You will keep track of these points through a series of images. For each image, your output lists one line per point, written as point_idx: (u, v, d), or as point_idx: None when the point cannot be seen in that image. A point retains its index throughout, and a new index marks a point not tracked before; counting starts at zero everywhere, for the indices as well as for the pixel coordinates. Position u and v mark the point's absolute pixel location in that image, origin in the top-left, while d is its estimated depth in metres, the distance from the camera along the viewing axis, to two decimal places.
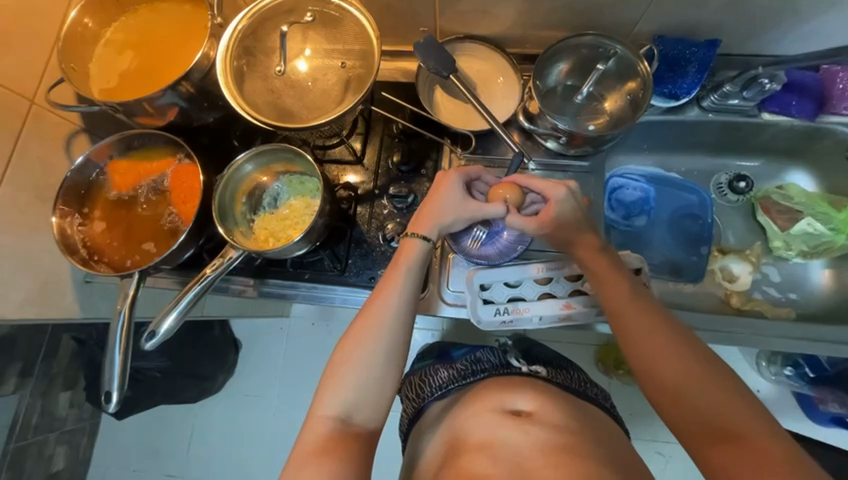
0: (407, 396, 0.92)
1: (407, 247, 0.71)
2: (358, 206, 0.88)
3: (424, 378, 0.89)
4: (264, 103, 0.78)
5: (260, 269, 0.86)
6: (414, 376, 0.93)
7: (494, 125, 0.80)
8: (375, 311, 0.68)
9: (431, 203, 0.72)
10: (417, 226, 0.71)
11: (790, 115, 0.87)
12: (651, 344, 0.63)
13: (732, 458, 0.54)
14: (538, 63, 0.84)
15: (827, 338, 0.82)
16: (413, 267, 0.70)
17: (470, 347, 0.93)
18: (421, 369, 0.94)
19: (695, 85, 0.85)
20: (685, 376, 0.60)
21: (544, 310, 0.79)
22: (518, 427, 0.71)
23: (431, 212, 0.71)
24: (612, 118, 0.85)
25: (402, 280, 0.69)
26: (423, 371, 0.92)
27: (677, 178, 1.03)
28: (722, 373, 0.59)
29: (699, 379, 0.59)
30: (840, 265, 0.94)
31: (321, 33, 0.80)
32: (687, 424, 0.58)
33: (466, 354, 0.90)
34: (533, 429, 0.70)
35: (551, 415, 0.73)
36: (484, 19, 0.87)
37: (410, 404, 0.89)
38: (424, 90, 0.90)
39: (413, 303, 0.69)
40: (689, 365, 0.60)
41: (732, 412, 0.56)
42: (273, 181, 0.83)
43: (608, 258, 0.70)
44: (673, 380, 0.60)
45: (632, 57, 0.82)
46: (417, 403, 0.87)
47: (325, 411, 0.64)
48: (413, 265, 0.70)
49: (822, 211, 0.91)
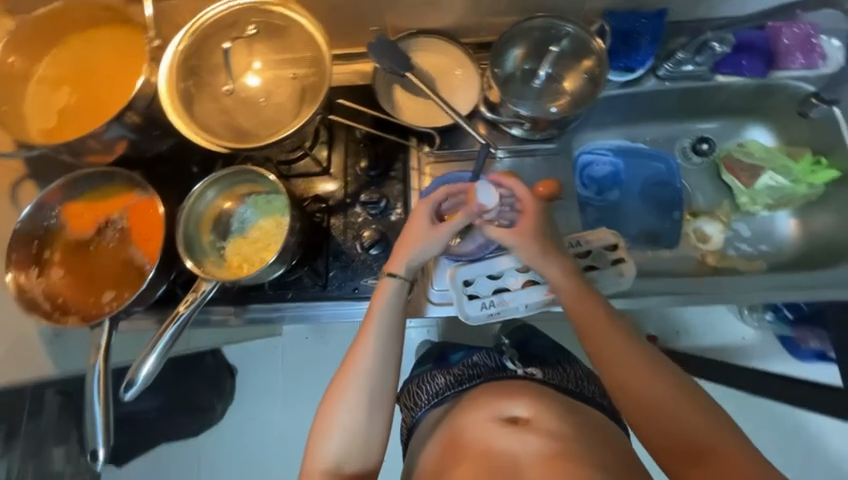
0: (404, 405, 0.92)
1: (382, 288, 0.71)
2: (331, 217, 0.86)
3: (420, 386, 0.89)
4: (218, 124, 0.76)
5: (239, 296, 0.84)
6: (411, 383, 0.93)
7: (457, 119, 0.79)
8: (356, 359, 0.68)
9: (425, 241, 0.71)
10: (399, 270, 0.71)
11: (743, 76, 0.88)
12: (621, 365, 0.66)
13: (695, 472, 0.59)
14: (494, 51, 0.84)
15: (801, 283, 0.86)
16: (388, 309, 0.70)
17: (468, 348, 0.93)
18: (419, 374, 0.93)
19: (649, 57, 0.86)
20: (653, 396, 0.63)
21: (529, 297, 0.79)
22: (515, 435, 0.71)
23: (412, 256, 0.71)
24: (574, 98, 0.84)
25: (380, 327, 0.70)
26: (419, 377, 0.91)
27: (643, 147, 1.05)
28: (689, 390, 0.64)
29: (667, 398, 0.63)
30: (807, 213, 0.96)
31: (268, 45, 0.77)
32: (663, 440, 0.62)
33: (463, 358, 0.90)
34: (530, 438, 0.71)
35: (548, 422, 0.73)
36: (435, 12, 0.86)
37: (407, 413, 0.90)
38: (383, 91, 0.88)
39: (393, 346, 0.69)
40: (657, 384, 0.64)
41: (697, 426, 0.61)
42: (237, 204, 0.80)
43: (579, 282, 0.73)
44: (644, 400, 0.64)
45: (585, 36, 0.82)
46: (414, 413, 0.87)
47: (318, 464, 0.65)
48: (386, 311, 0.70)
49: (781, 163, 0.93)
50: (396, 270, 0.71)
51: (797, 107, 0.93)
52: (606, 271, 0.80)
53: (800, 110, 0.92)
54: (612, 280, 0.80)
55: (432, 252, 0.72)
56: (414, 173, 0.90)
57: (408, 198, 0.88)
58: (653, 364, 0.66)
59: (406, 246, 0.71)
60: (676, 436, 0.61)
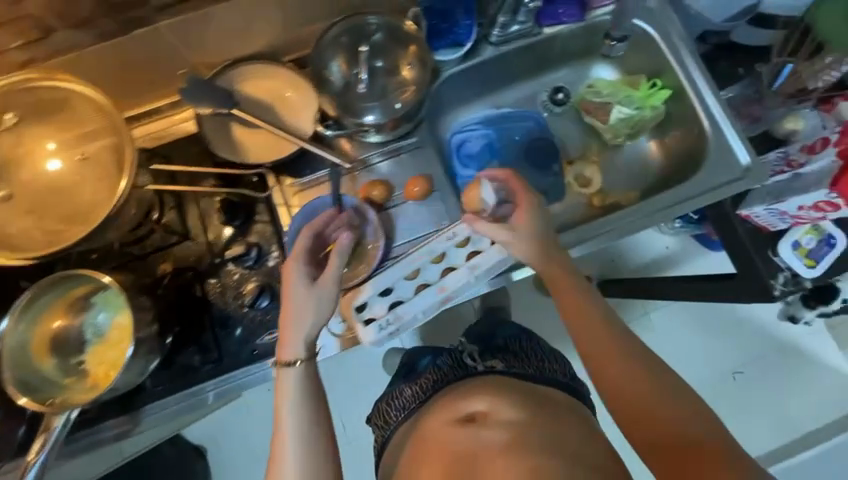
0: (376, 423, 0.90)
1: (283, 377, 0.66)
2: (204, 284, 0.79)
3: (390, 402, 0.88)
4: (30, 229, 0.67)
5: (127, 403, 0.75)
6: (381, 400, 0.90)
7: (303, 145, 0.79)
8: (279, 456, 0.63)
9: (311, 304, 0.66)
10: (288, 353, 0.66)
11: (564, 22, 0.91)
12: (604, 366, 0.64)
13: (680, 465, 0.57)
14: (312, 68, 0.81)
15: (678, 198, 0.89)
16: (297, 396, 0.65)
17: (434, 353, 0.90)
18: (388, 390, 0.91)
19: (471, 27, 0.85)
20: (636, 396, 0.62)
21: (424, 302, 0.75)
22: (471, 432, 0.71)
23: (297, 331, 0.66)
24: (417, 84, 0.82)
25: (294, 413, 0.64)
26: (389, 394, 0.90)
27: (508, 111, 1.06)
28: (674, 386, 0.62)
29: (652, 391, 0.62)
30: (661, 132, 1.00)
31: (56, 125, 0.69)
32: (646, 435, 0.60)
33: (430, 362, 0.88)
34: (486, 433, 0.70)
35: (505, 414, 0.72)
36: (241, 38, 0.79)
37: (379, 431, 0.88)
38: (216, 136, 0.81)
39: (314, 428, 0.64)
40: (639, 383, 0.62)
41: (684, 421, 0.59)
42: (76, 313, 0.70)
43: (566, 273, 0.70)
44: (629, 399, 0.62)
45: (394, 21, 0.81)
46: (385, 431, 0.86)
47: None
48: (295, 403, 0.65)
49: (625, 94, 0.98)
50: (294, 355, 0.66)
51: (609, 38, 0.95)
52: (490, 251, 0.75)
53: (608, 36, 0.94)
54: (495, 261, 0.75)
55: (326, 311, 0.67)
56: (282, 209, 0.84)
57: (281, 238, 0.82)
58: (639, 355, 0.64)
59: (288, 323, 0.67)
60: (663, 428, 0.59)
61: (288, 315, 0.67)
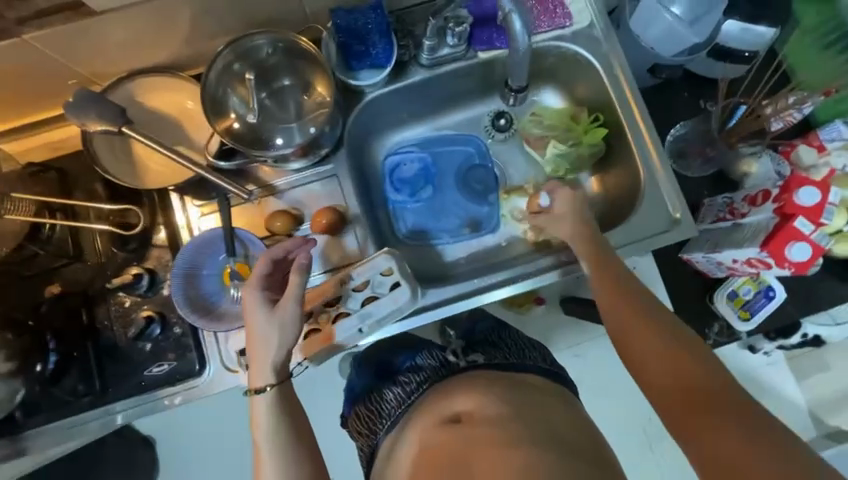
0: (357, 431, 0.82)
1: (256, 406, 0.64)
2: (93, 310, 0.75)
3: (372, 408, 0.79)
4: None
5: (7, 427, 0.73)
6: (359, 407, 0.81)
7: (199, 173, 0.73)
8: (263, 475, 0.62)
9: (272, 330, 0.64)
10: (255, 381, 0.64)
11: (499, 48, 0.84)
12: (625, 327, 0.64)
13: (692, 417, 0.56)
14: (205, 94, 0.73)
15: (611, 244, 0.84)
16: (269, 414, 0.63)
17: (411, 351, 0.82)
18: (364, 395, 0.82)
19: (390, 50, 0.78)
20: (654, 354, 0.60)
21: (311, 350, 0.73)
22: (455, 433, 0.64)
23: (261, 359, 0.64)
24: (333, 99, 0.77)
25: (266, 432, 0.63)
26: (367, 398, 0.81)
27: (448, 133, 1.01)
28: (687, 342, 0.61)
29: (662, 348, 0.60)
30: (603, 168, 0.94)
31: None
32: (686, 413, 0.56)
33: (409, 364, 0.80)
34: (474, 431, 0.64)
35: (490, 409, 0.66)
36: (137, 51, 0.73)
37: (364, 441, 0.79)
38: (109, 157, 0.76)
39: (288, 445, 0.62)
40: (657, 341, 0.61)
41: (690, 378, 0.57)
42: None
43: (602, 254, 0.71)
44: (644, 358, 0.61)
45: (287, 39, 0.74)
46: (372, 439, 0.78)
47: None
48: (266, 429, 0.63)
49: (566, 127, 0.93)
50: (264, 383, 0.64)
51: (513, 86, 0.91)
52: (385, 300, 0.72)
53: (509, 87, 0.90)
54: (389, 311, 0.71)
55: (294, 332, 0.65)
56: (184, 233, 0.79)
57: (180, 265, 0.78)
58: (663, 337, 0.61)
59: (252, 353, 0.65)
60: (684, 387, 0.58)
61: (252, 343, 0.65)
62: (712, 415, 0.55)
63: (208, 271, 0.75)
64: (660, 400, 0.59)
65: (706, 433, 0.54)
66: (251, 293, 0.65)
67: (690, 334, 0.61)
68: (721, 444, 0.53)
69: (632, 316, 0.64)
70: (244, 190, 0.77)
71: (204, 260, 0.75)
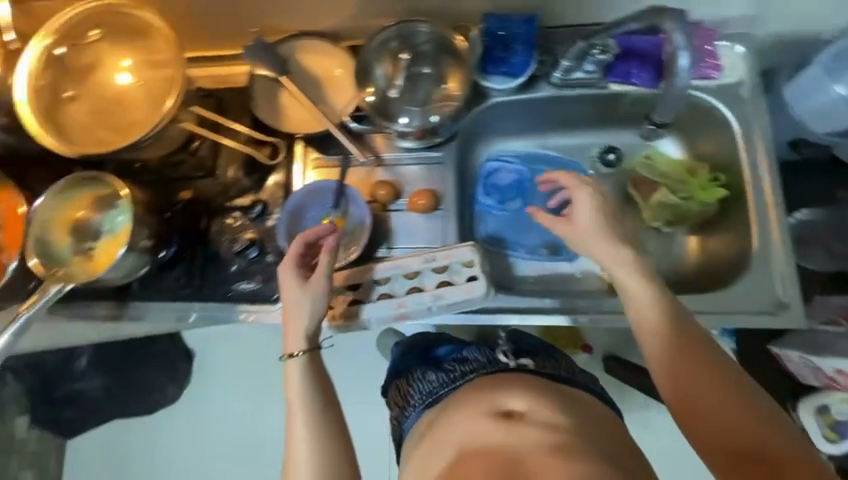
0: (394, 402, 0.90)
1: (289, 369, 0.69)
2: (210, 220, 0.87)
3: (410, 383, 0.87)
4: (81, 127, 0.77)
5: (118, 293, 0.86)
6: (399, 381, 0.89)
7: (330, 126, 0.83)
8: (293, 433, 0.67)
9: (306, 301, 0.71)
10: (289, 346, 0.70)
11: (634, 84, 0.84)
12: (675, 368, 0.63)
13: (748, 474, 0.56)
14: (358, 62, 0.83)
15: (698, 308, 0.79)
16: (306, 379, 0.69)
17: (454, 344, 0.91)
18: (406, 371, 0.90)
19: (529, 62, 0.83)
20: (696, 382, 0.62)
21: (380, 311, 0.76)
22: (513, 427, 0.71)
23: (296, 326, 0.70)
24: (461, 99, 0.83)
25: (301, 395, 0.68)
26: (407, 376, 0.89)
27: (553, 154, 1.00)
28: (745, 394, 0.60)
29: (716, 400, 0.60)
30: (706, 232, 0.90)
31: (131, 46, 0.78)
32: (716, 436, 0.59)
33: (453, 353, 0.88)
34: (528, 430, 0.70)
35: (542, 414, 0.72)
36: (312, 14, 0.84)
37: (397, 412, 0.87)
38: (260, 98, 0.87)
39: (320, 411, 0.68)
40: (712, 391, 0.61)
41: (743, 430, 0.58)
42: (98, 209, 0.81)
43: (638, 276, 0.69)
44: (696, 405, 0.61)
45: (442, 34, 0.82)
46: (404, 412, 0.86)
47: None
48: (300, 375, 0.69)
49: (680, 179, 0.88)
50: (296, 348, 0.70)
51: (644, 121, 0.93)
52: (458, 289, 0.75)
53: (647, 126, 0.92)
54: (460, 300, 0.74)
55: (323, 304, 0.72)
56: (299, 177, 0.89)
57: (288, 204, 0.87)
58: (701, 370, 0.62)
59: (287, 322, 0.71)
60: (737, 445, 0.58)
61: (287, 315, 0.71)
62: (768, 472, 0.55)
63: (313, 214, 0.84)
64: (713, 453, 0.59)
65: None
66: (285, 268, 0.73)
67: (745, 380, 0.61)
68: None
69: (682, 359, 0.63)
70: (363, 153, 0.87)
71: (312, 204, 0.84)
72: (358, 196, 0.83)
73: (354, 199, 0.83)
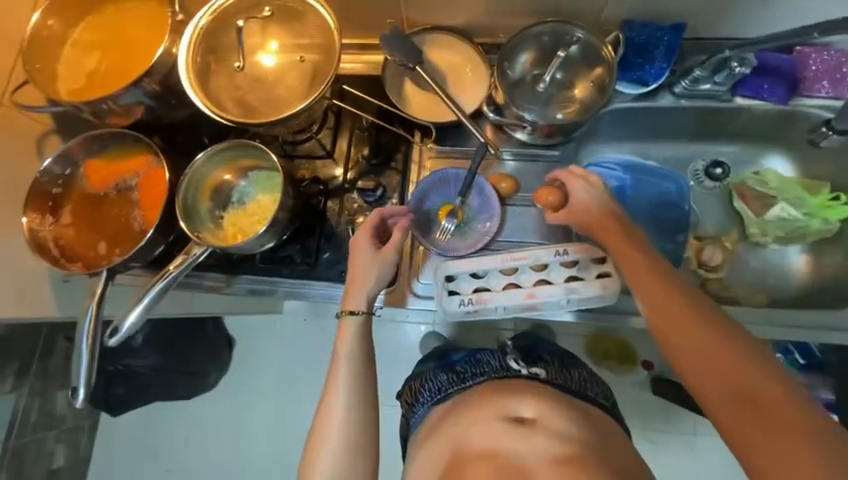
0: (407, 401, 0.92)
1: (342, 331, 0.72)
2: (328, 200, 0.88)
3: (423, 383, 0.89)
4: (229, 99, 0.79)
5: (232, 265, 0.87)
6: (414, 380, 0.92)
7: (460, 117, 0.78)
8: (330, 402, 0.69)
9: (376, 269, 0.74)
10: (348, 303, 0.73)
11: (763, 99, 0.86)
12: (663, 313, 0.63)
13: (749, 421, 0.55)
14: (502, 52, 0.84)
15: (810, 323, 0.80)
16: (351, 351, 0.71)
17: (470, 349, 0.91)
18: (421, 373, 0.93)
19: (663, 71, 0.84)
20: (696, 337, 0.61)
21: (508, 300, 0.77)
22: (521, 436, 0.70)
23: (360, 287, 0.73)
24: (582, 104, 0.83)
25: (344, 368, 0.70)
26: (422, 375, 0.91)
27: (653, 165, 1.00)
28: (751, 349, 0.58)
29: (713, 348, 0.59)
30: (819, 250, 0.92)
31: (287, 29, 0.80)
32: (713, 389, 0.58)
33: (466, 357, 0.89)
34: (537, 438, 0.69)
35: (553, 421, 0.72)
36: (451, 10, 0.86)
37: (408, 409, 0.90)
38: (392, 83, 0.89)
39: (365, 386, 0.70)
40: (710, 339, 0.60)
41: (743, 377, 0.56)
42: (238, 178, 0.84)
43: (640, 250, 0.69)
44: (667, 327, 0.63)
45: (596, 42, 0.81)
46: (415, 407, 0.88)
47: None
48: (349, 355, 0.71)
49: (794, 195, 0.91)
50: (357, 308, 0.73)
51: (808, 136, 0.90)
52: (591, 283, 0.76)
53: (808, 140, 0.90)
54: (594, 294, 0.75)
55: (387, 275, 0.75)
56: (414, 167, 0.91)
57: (404, 191, 0.88)
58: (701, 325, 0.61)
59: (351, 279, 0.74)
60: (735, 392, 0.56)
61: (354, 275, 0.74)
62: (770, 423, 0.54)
63: (435, 201, 0.85)
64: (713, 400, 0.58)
65: (763, 440, 0.53)
66: (363, 229, 0.75)
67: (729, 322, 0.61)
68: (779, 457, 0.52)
69: (681, 309, 0.62)
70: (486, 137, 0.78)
71: (435, 192, 0.85)
72: (486, 188, 0.84)
73: (480, 190, 0.85)
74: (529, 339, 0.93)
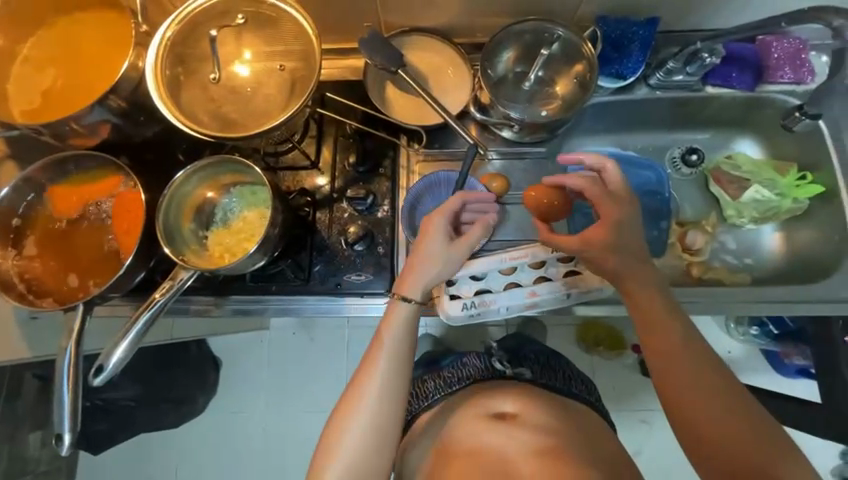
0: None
1: (391, 313, 0.70)
2: (317, 211, 0.86)
3: (412, 391, 0.86)
4: (205, 113, 0.75)
5: (221, 286, 0.83)
6: None
7: (447, 119, 0.77)
8: (365, 386, 0.67)
9: (442, 261, 0.70)
10: (402, 288, 0.70)
11: (732, 87, 0.90)
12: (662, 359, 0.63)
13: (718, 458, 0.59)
14: (485, 51, 0.84)
15: (789, 298, 0.85)
16: (393, 337, 0.69)
17: (457, 355, 0.90)
18: (411, 382, 0.91)
19: (639, 64, 0.86)
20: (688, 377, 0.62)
21: (511, 300, 0.79)
22: (503, 431, 0.69)
23: (416, 276, 0.70)
24: (564, 102, 0.84)
25: (385, 355, 0.68)
26: (411, 383, 0.88)
27: (633, 155, 1.02)
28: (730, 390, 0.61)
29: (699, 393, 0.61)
30: (789, 227, 0.98)
31: (261, 37, 0.77)
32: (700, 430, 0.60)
33: (453, 362, 0.88)
34: (519, 432, 0.69)
35: (535, 416, 0.71)
36: (429, 11, 0.85)
37: None
38: (374, 88, 0.87)
39: (404, 373, 0.68)
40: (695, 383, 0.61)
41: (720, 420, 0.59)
42: (221, 194, 0.80)
43: (644, 271, 0.67)
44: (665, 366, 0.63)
45: (576, 40, 0.82)
46: (403, 416, 0.84)
47: None
48: (392, 346, 0.69)
49: (768, 177, 0.95)
50: (409, 295, 0.70)
51: (780, 120, 0.94)
52: (590, 279, 0.79)
53: (781, 125, 0.94)
54: (592, 288, 0.78)
55: (452, 270, 0.72)
56: (403, 171, 0.90)
57: (395, 196, 0.87)
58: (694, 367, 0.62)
59: (410, 267, 0.71)
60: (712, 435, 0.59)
61: (415, 262, 0.71)
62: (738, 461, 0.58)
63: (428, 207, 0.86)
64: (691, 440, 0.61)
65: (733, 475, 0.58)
66: (437, 215, 0.72)
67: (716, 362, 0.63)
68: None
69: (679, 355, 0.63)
70: (474, 137, 0.76)
71: (428, 197, 0.86)
72: (479, 189, 0.83)
73: (474, 190, 0.84)
74: (515, 341, 0.93)
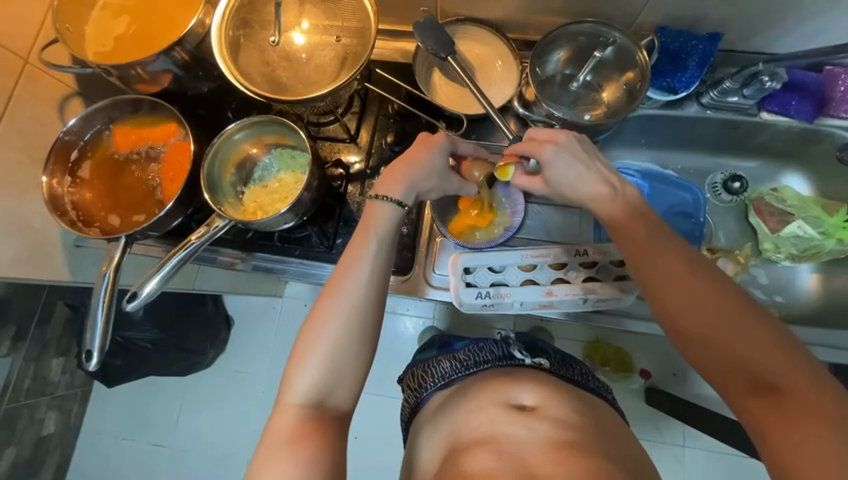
0: (409, 386, 0.91)
1: (372, 213, 0.68)
2: (349, 184, 0.88)
3: (427, 369, 0.88)
4: (259, 75, 0.78)
5: (249, 242, 0.87)
6: (417, 367, 0.92)
7: (488, 110, 0.77)
8: (340, 286, 0.64)
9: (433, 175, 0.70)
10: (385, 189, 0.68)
11: (789, 116, 0.87)
12: (681, 300, 0.56)
13: (771, 413, 0.50)
14: (537, 50, 0.84)
15: (818, 341, 0.82)
16: (378, 238, 0.67)
17: (472, 339, 0.91)
18: (424, 360, 0.93)
19: (694, 80, 0.84)
20: (686, 291, 0.56)
21: (526, 296, 0.79)
22: (521, 421, 0.70)
23: (403, 172, 0.68)
24: (610, 109, 0.84)
25: (365, 258, 0.65)
26: (426, 362, 0.90)
27: (672, 176, 0.99)
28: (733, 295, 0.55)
29: (730, 336, 0.53)
30: (828, 270, 0.94)
31: (321, 9, 0.79)
32: (708, 351, 0.55)
33: (469, 345, 0.88)
34: (537, 424, 0.69)
35: (552, 410, 0.71)
36: (487, 2, 0.86)
37: (411, 393, 0.89)
38: (420, 72, 0.88)
39: (380, 274, 0.66)
40: (729, 318, 0.54)
41: (768, 362, 0.51)
42: (263, 153, 0.84)
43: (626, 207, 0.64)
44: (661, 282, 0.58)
45: (631, 46, 0.81)
46: (419, 393, 0.86)
47: (294, 398, 0.61)
48: (380, 232, 0.67)
49: (813, 214, 0.92)
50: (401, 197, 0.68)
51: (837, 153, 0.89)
52: (610, 286, 0.78)
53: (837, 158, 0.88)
54: (610, 297, 0.78)
55: (430, 190, 0.71)
56: None
57: None
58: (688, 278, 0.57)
59: (401, 166, 0.69)
60: (738, 363, 0.53)
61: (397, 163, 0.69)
62: (800, 416, 0.49)
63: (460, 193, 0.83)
64: (716, 372, 0.55)
65: (772, 421, 0.50)
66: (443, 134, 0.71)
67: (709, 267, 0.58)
68: (799, 443, 0.48)
69: (699, 290, 0.56)
70: (514, 132, 0.76)
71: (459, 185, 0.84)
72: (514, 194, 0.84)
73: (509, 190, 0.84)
74: (530, 336, 0.94)
